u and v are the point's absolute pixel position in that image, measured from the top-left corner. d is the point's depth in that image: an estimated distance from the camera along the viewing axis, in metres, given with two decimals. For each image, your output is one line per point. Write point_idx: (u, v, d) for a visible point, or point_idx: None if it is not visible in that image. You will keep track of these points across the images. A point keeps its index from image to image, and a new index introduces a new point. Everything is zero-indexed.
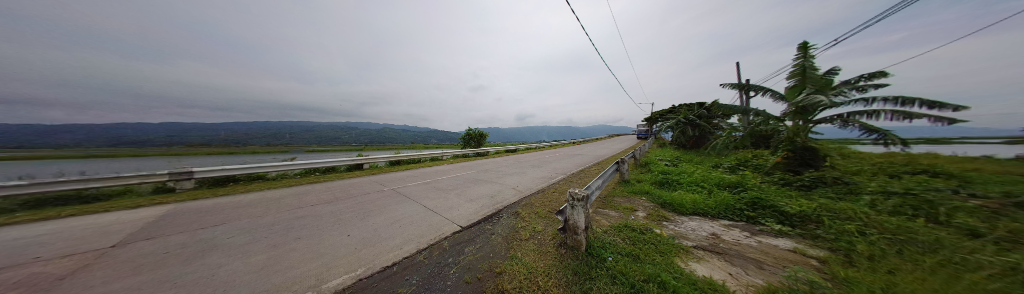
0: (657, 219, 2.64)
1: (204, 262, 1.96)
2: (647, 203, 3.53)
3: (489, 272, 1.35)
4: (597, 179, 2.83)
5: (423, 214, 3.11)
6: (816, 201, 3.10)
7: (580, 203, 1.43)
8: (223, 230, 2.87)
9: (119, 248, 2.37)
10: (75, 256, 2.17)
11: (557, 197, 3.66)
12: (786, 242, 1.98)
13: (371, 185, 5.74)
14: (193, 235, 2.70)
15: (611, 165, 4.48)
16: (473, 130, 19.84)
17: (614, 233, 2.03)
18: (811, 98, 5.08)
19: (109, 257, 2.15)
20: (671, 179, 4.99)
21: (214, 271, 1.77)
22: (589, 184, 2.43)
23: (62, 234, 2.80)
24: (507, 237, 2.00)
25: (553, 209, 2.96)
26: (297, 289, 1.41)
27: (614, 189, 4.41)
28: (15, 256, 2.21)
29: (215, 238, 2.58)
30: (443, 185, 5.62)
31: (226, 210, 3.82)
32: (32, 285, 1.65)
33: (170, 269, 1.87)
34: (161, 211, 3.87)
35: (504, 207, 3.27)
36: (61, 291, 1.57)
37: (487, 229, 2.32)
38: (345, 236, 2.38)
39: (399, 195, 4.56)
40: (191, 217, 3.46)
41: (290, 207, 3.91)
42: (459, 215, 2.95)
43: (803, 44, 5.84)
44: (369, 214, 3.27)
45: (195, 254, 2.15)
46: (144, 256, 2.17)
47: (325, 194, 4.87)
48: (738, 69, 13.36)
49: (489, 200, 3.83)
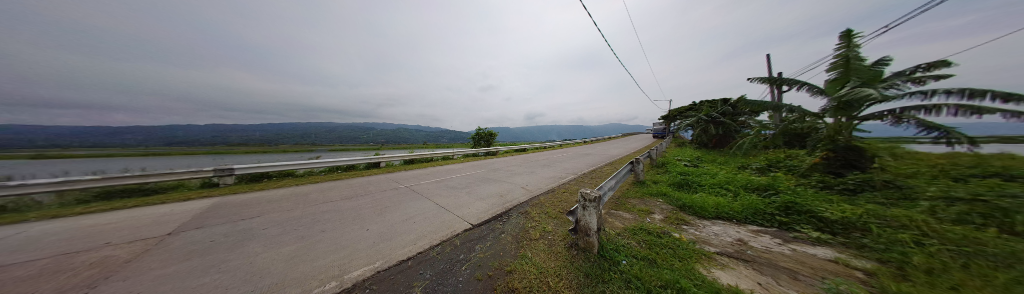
0: (675, 223, 2.50)
1: (243, 251, 2.17)
2: (664, 206, 3.36)
3: (500, 271, 1.36)
4: (610, 179, 2.74)
5: (436, 211, 3.21)
6: (861, 206, 2.76)
7: (594, 203, 1.39)
8: (258, 222, 3.16)
9: (174, 236, 2.70)
10: (141, 242, 2.51)
11: (567, 198, 3.60)
12: (825, 251, 1.79)
13: (388, 183, 6.02)
14: (234, 226, 3.01)
15: (625, 165, 4.31)
16: (483, 129, 20.07)
17: (628, 235, 1.97)
18: (856, 92, 4.53)
19: (166, 243, 2.46)
20: (691, 180, 4.70)
21: (252, 259, 1.96)
22: (602, 184, 2.36)
23: (131, 222, 3.26)
24: (517, 237, 2.00)
25: (563, 210, 2.91)
26: (323, 278, 1.52)
27: (628, 190, 4.25)
28: (94, 240, 2.60)
29: (252, 229, 2.85)
30: (454, 183, 5.75)
31: (260, 204, 4.20)
32: (111, 265, 1.95)
33: (215, 255, 2.10)
34: (205, 204, 4.34)
35: (513, 206, 3.29)
36: (131, 272, 1.82)
37: (497, 228, 2.33)
38: (364, 230, 2.52)
39: (413, 192, 4.75)
40: (232, 210, 3.84)
41: (315, 202, 4.21)
42: (469, 214, 3.01)
43: (847, 32, 5.19)
44: (386, 210, 3.44)
45: (236, 243, 2.40)
46: (194, 244, 2.45)
47: (346, 190, 5.18)
48: (768, 60, 12.22)
49: (497, 199, 3.86)
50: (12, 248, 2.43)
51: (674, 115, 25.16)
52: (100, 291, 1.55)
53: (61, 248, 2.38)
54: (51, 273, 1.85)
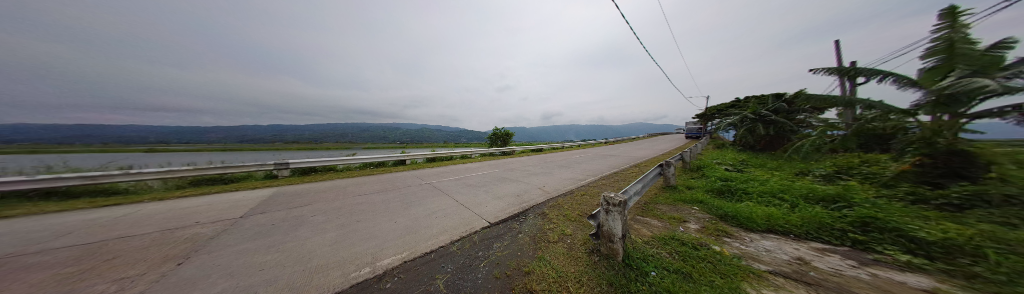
0: (714, 234, 2.24)
1: (296, 234, 2.53)
2: (701, 214, 3.02)
3: (518, 271, 1.36)
4: (637, 183, 2.56)
5: (456, 208, 3.34)
6: (976, 227, 2.16)
7: (620, 208, 1.30)
8: (308, 209, 3.65)
9: (247, 218, 3.26)
10: (223, 222, 3.07)
11: (588, 200, 3.46)
12: (921, 280, 1.43)
13: (413, 179, 6.45)
14: (289, 212, 3.51)
15: (654, 167, 3.99)
16: (500, 129, 20.35)
17: (657, 245, 1.81)
18: (969, 82, 3.53)
19: (240, 224, 2.98)
20: (733, 188, 4.16)
21: (302, 242, 2.26)
22: (627, 188, 2.21)
23: (217, 206, 4.01)
24: (534, 238, 1.98)
25: (584, 213, 2.79)
26: (358, 263, 1.69)
27: (656, 195, 3.92)
28: (192, 219, 3.26)
29: (303, 216, 3.30)
30: (472, 182, 5.93)
31: (309, 194, 4.83)
32: (204, 240, 2.43)
33: (276, 236, 2.48)
34: (268, 192, 5.13)
35: (530, 207, 3.27)
36: (216, 246, 2.25)
37: (514, 227, 2.34)
38: (392, 223, 2.74)
39: (435, 189, 5.00)
40: (288, 198, 4.49)
41: (352, 194, 4.71)
42: (487, 212, 3.07)
43: (951, 8, 4.11)
44: (411, 205, 3.69)
45: (290, 227, 2.80)
46: (259, 226, 2.92)
47: (377, 185, 5.68)
48: (838, 47, 10.23)
49: (514, 199, 3.87)
50: (141, 222, 3.18)
51: (713, 113, 22.41)
52: (196, 261, 1.94)
53: (172, 224, 3.05)
54: (165, 244, 2.37)
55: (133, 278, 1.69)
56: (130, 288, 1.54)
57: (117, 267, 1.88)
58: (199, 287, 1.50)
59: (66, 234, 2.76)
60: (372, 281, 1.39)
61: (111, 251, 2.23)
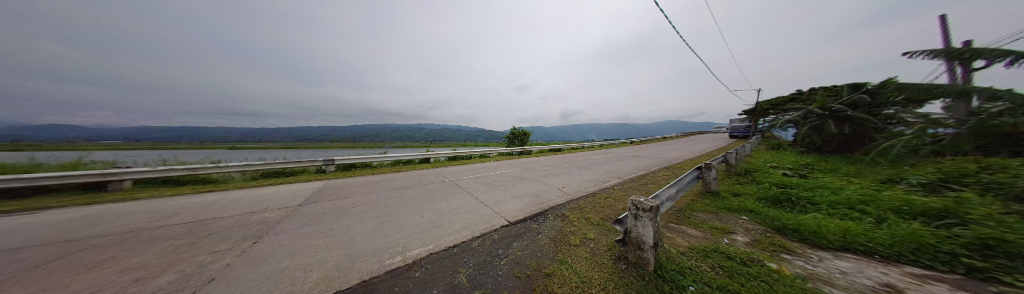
0: (769, 249, 1.92)
1: (341, 222, 2.88)
2: (749, 225, 2.64)
3: (538, 272, 1.35)
4: (671, 187, 2.33)
5: (477, 206, 3.43)
6: None
7: (652, 214, 1.19)
8: (349, 201, 4.13)
9: (304, 206, 3.82)
10: (287, 209, 3.66)
11: (612, 204, 3.27)
12: None
13: (437, 177, 6.84)
14: (335, 203, 4.02)
15: (690, 170, 3.59)
16: (518, 129, 20.42)
17: (695, 257, 1.63)
18: None
19: (298, 211, 3.51)
20: (793, 197, 3.53)
21: (345, 229, 2.57)
22: (659, 192, 2.03)
23: (281, 195, 4.79)
24: (555, 240, 1.94)
25: (607, 217, 2.65)
26: (390, 252, 1.84)
27: (692, 202, 3.54)
28: (264, 205, 3.95)
29: (346, 206, 3.75)
30: (491, 180, 6.05)
31: (350, 187, 5.47)
32: (273, 223, 2.92)
33: (325, 223, 2.86)
34: (318, 185, 5.94)
35: (550, 208, 3.21)
36: (280, 229, 2.68)
37: (534, 228, 2.33)
38: (418, 216, 2.94)
39: (457, 187, 5.22)
40: (333, 191, 5.14)
41: (385, 189, 5.18)
42: (506, 211, 3.10)
43: None
44: (435, 200, 3.91)
45: (336, 215, 3.20)
46: (313, 213, 3.39)
47: (405, 181, 6.16)
48: (946, 21, 8.02)
49: (533, 199, 3.84)
50: (230, 206, 3.95)
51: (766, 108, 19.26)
52: (267, 240, 2.34)
53: (250, 209, 3.73)
54: (245, 225, 2.90)
55: (225, 251, 2.12)
56: (222, 260, 1.93)
57: (216, 242, 2.37)
58: (269, 263, 1.81)
59: (183, 214, 3.57)
60: (403, 270, 1.51)
61: (210, 228, 2.82)
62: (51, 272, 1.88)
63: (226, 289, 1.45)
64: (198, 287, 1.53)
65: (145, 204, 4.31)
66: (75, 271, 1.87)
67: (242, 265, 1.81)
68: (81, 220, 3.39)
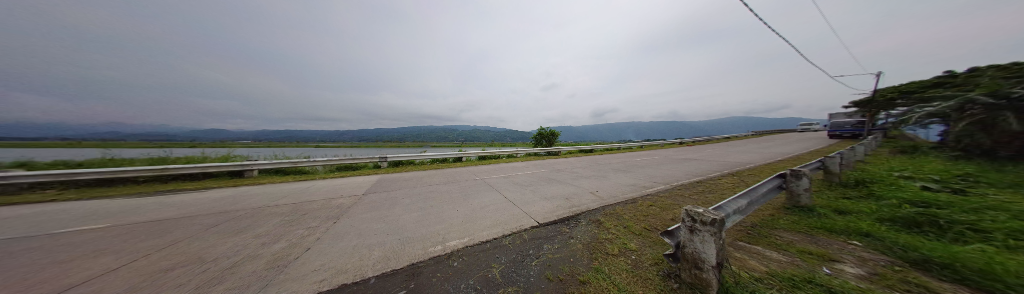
0: (904, 290, 1.39)
1: (393, 210, 3.37)
2: (866, 254, 1.96)
3: (572, 278, 1.30)
4: (740, 198, 1.93)
5: (506, 204, 3.51)
6: None
7: (717, 229, 1.01)
8: (399, 193, 4.80)
9: (366, 195, 4.63)
10: (355, 196, 4.51)
11: (655, 213, 2.90)
12: None
13: (469, 174, 7.31)
14: (388, 194, 4.72)
15: (769, 179, 2.88)
16: (546, 129, 20.10)
17: (778, 286, 1.30)
18: None
19: (362, 199, 4.26)
20: (947, 220, 2.47)
21: (396, 217, 2.99)
22: (725, 204, 1.70)
23: (350, 185, 5.91)
24: (590, 246, 1.84)
25: (651, 227, 2.36)
26: (431, 241, 2.05)
27: (768, 217, 2.85)
28: (340, 192, 4.95)
29: (397, 197, 4.37)
30: (519, 180, 6.10)
31: (399, 181, 6.36)
32: (345, 208, 3.62)
33: (382, 210, 3.39)
34: (375, 178, 7.08)
35: (582, 212, 3.05)
36: (351, 213, 3.30)
37: (566, 231, 2.25)
38: (454, 211, 3.19)
39: (487, 185, 5.47)
40: (387, 183, 6.06)
41: (425, 184, 5.81)
42: (535, 211, 3.08)
43: None
44: (468, 197, 4.16)
45: (389, 205, 3.75)
46: (373, 201, 4.08)
47: (442, 177, 6.79)
48: None
49: (563, 202, 3.70)
50: (316, 192, 5.07)
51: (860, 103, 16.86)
52: (342, 221, 2.92)
53: (331, 195, 4.73)
54: (327, 208, 3.68)
55: (316, 227, 2.72)
56: (314, 234, 2.49)
57: (310, 219, 3.09)
58: (343, 240, 2.24)
59: (289, 196, 4.75)
60: (443, 258, 1.67)
61: (306, 209, 3.67)
62: (221, 233, 2.76)
63: (317, 258, 1.87)
64: (301, 252, 2.02)
65: (267, 188, 5.91)
66: (233, 233, 2.71)
67: (326, 239, 2.30)
68: (235, 197, 4.89)
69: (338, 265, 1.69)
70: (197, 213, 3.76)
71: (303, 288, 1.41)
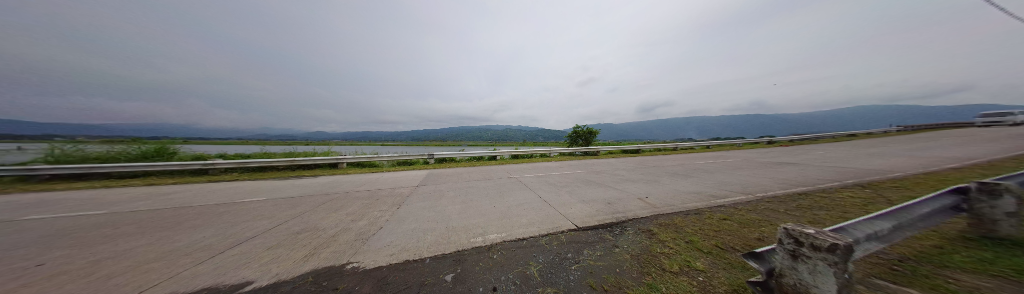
0: None
1: (440, 201, 3.80)
2: None
3: (618, 290, 1.19)
4: (883, 221, 1.37)
5: (542, 204, 3.50)
6: None
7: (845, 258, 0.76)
8: (445, 186, 5.39)
9: (420, 186, 5.39)
10: (411, 187, 5.31)
11: (728, 228, 2.37)
12: None
13: (504, 172, 7.57)
14: (436, 186, 5.37)
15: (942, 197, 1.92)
16: (582, 127, 18.94)
17: None
18: None
19: (417, 190, 4.96)
20: None
21: (443, 207, 3.37)
22: (856, 227, 1.23)
23: (407, 177, 7.00)
24: (640, 259, 1.63)
25: (722, 244, 1.93)
26: (473, 232, 2.23)
27: (936, 251, 1.92)
28: (399, 183, 5.91)
29: (443, 190, 4.92)
30: (554, 181, 5.95)
31: (444, 176, 7.13)
32: (405, 196, 4.32)
33: (431, 201, 3.87)
34: (424, 172, 8.15)
35: (627, 219, 2.75)
36: (410, 201, 3.92)
37: (608, 238, 2.08)
38: (492, 206, 3.36)
39: (521, 183, 5.56)
40: (434, 177, 6.88)
41: (465, 179, 6.35)
42: (572, 214, 2.97)
43: None
44: (504, 194, 4.31)
45: (437, 196, 4.26)
46: (426, 192, 4.70)
47: (479, 174, 7.27)
48: None
49: (604, 206, 3.42)
50: (384, 182, 6.21)
51: None
52: (403, 207, 3.50)
53: (394, 185, 5.74)
54: (392, 195, 4.46)
55: (386, 210, 3.35)
56: (385, 215, 3.07)
57: (381, 203, 3.82)
58: (405, 223, 2.69)
59: (366, 184, 5.99)
60: (484, 248, 1.80)
61: (378, 195, 4.55)
62: (327, 209, 3.71)
63: (388, 235, 2.31)
64: (376, 229, 2.51)
65: (351, 177, 7.59)
66: (334, 210, 3.61)
67: (391, 221, 2.79)
68: (333, 183, 6.47)
69: (402, 243, 2.04)
70: (313, 193, 5.18)
71: (380, 258, 1.77)
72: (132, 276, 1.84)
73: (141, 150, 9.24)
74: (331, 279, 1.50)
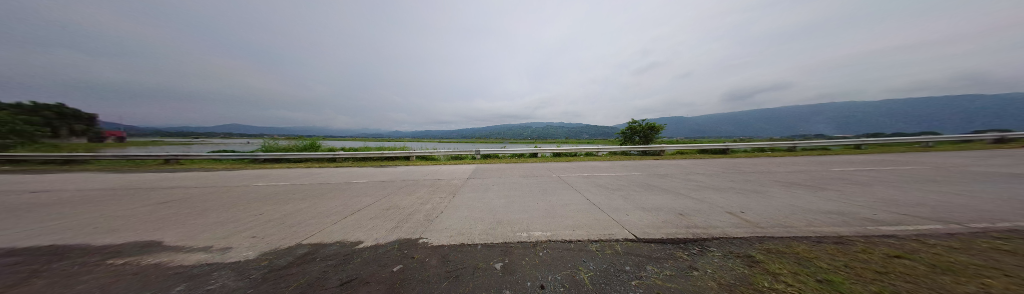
0: None
1: (487, 194, 4.10)
2: None
3: None
4: None
5: (589, 207, 3.23)
6: None
7: None
8: (490, 180, 5.79)
9: (470, 179, 6.01)
10: (462, 179, 5.97)
11: (907, 268, 1.51)
12: None
13: (546, 170, 7.44)
14: (482, 180, 5.83)
15: None
16: (638, 123, 16.34)
17: None
18: None
19: (467, 182, 5.55)
20: None
21: (490, 200, 3.62)
22: None
23: (459, 170, 7.90)
24: (732, 289, 1.26)
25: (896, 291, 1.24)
26: (518, 227, 2.29)
27: None
28: (452, 175, 6.75)
29: (489, 184, 5.29)
30: (602, 182, 5.39)
31: (490, 171, 7.66)
32: (457, 187, 4.90)
33: (480, 193, 4.24)
34: (472, 166, 9.00)
35: (709, 238, 2.17)
36: (461, 191, 4.41)
37: (680, 257, 1.71)
38: (535, 204, 3.36)
39: (565, 183, 5.32)
40: (481, 172, 7.49)
41: (509, 175, 6.61)
42: (627, 221, 2.61)
43: None
44: (546, 193, 4.23)
45: (483, 189, 4.60)
46: (475, 185, 5.18)
47: (522, 171, 7.41)
48: None
49: (671, 217, 2.84)
50: (441, 173, 7.27)
51: None
52: (457, 196, 3.98)
53: (448, 176, 6.60)
54: (447, 185, 5.14)
55: (444, 197, 3.91)
56: (443, 202, 3.59)
57: (440, 191, 4.46)
58: (460, 210, 3.06)
59: (429, 174, 7.17)
60: (530, 244, 1.82)
61: (437, 184, 5.37)
62: (404, 192, 4.67)
63: (446, 219, 2.69)
64: (437, 213, 2.96)
65: (418, 168, 9.23)
66: (408, 193, 4.50)
67: (448, 208, 3.22)
68: (406, 172, 8.05)
69: (458, 227, 2.34)
70: (394, 179, 6.64)
71: (441, 238, 2.07)
72: (303, 226, 2.86)
73: (303, 144, 14.12)
74: (409, 249, 1.87)
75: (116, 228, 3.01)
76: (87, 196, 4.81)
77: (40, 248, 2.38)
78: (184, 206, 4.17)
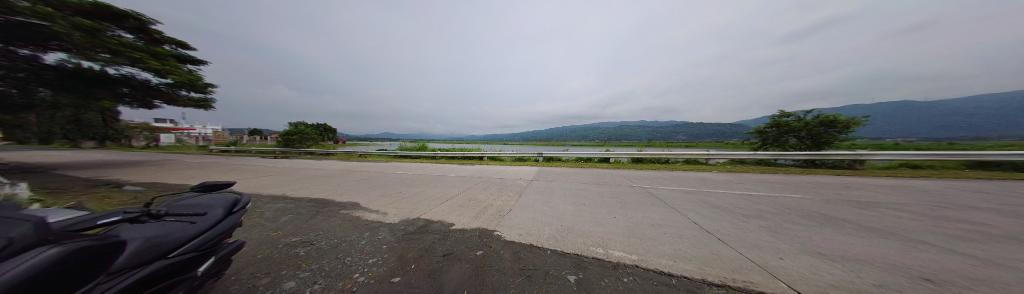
0: None
1: (553, 198, 3.99)
2: None
3: None
4: None
5: (697, 234, 2.38)
6: None
7: None
8: (556, 184, 5.62)
9: (534, 181, 6.12)
10: (527, 181, 6.16)
11: None
12: None
13: (623, 179, 6.28)
14: (546, 183, 5.77)
15: None
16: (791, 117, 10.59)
17: None
18: None
19: (532, 184, 5.65)
20: None
21: (557, 205, 3.48)
22: None
23: (523, 172, 8.20)
24: None
25: None
26: (593, 241, 2.03)
27: None
28: (518, 176, 7.11)
29: (554, 188, 5.15)
30: (717, 202, 3.84)
31: (553, 174, 7.49)
32: (523, 188, 5.10)
33: (545, 196, 4.18)
34: (535, 169, 9.15)
35: None
36: (527, 192, 4.55)
37: None
38: (612, 217, 2.89)
39: (653, 197, 4.24)
40: (544, 174, 7.45)
41: (575, 181, 6.14)
42: (779, 268, 1.68)
43: None
44: (627, 207, 3.51)
45: (549, 193, 4.51)
46: (539, 187, 5.19)
47: (590, 177, 6.68)
48: None
49: (904, 283, 1.53)
50: (508, 174, 7.88)
51: None
52: (523, 196, 4.14)
53: (515, 177, 6.99)
54: (514, 185, 5.45)
55: (512, 196, 4.17)
56: (512, 200, 3.82)
57: (508, 190, 4.83)
58: (528, 210, 3.14)
59: (498, 174, 7.97)
60: (611, 264, 1.56)
61: (506, 183, 5.85)
62: (480, 188, 5.41)
63: (516, 216, 2.84)
64: (507, 210, 3.19)
65: (490, 167, 10.50)
66: (483, 189, 5.18)
67: (516, 206, 3.40)
68: (480, 170, 9.39)
69: (527, 227, 2.39)
70: (473, 176, 7.93)
71: (511, 234, 2.20)
72: (419, 204, 3.97)
73: (418, 146, 19.73)
74: (486, 238, 2.12)
75: (341, 193, 5.44)
76: (333, 174, 9.06)
77: (319, 199, 4.70)
78: (365, 183, 6.92)
